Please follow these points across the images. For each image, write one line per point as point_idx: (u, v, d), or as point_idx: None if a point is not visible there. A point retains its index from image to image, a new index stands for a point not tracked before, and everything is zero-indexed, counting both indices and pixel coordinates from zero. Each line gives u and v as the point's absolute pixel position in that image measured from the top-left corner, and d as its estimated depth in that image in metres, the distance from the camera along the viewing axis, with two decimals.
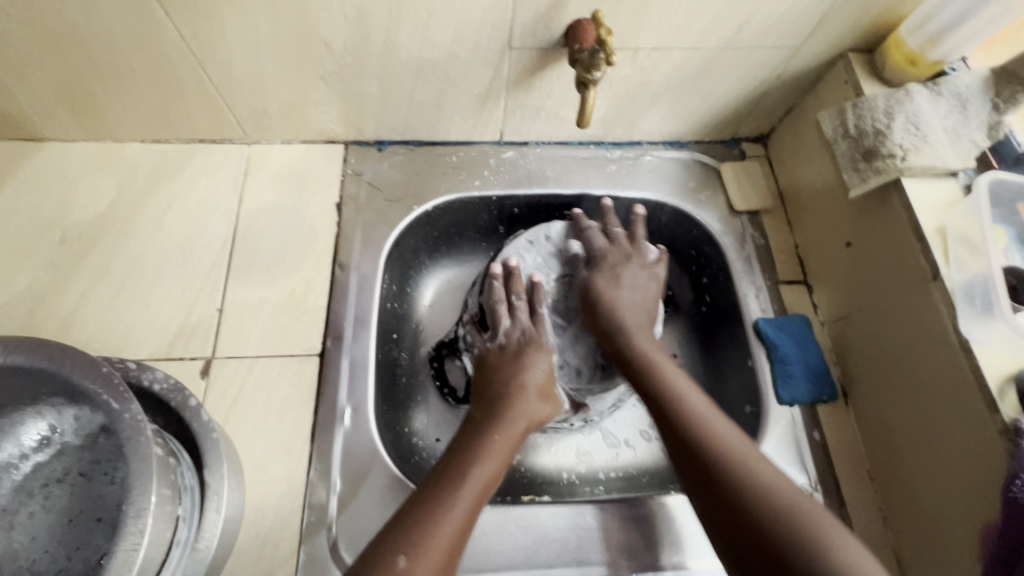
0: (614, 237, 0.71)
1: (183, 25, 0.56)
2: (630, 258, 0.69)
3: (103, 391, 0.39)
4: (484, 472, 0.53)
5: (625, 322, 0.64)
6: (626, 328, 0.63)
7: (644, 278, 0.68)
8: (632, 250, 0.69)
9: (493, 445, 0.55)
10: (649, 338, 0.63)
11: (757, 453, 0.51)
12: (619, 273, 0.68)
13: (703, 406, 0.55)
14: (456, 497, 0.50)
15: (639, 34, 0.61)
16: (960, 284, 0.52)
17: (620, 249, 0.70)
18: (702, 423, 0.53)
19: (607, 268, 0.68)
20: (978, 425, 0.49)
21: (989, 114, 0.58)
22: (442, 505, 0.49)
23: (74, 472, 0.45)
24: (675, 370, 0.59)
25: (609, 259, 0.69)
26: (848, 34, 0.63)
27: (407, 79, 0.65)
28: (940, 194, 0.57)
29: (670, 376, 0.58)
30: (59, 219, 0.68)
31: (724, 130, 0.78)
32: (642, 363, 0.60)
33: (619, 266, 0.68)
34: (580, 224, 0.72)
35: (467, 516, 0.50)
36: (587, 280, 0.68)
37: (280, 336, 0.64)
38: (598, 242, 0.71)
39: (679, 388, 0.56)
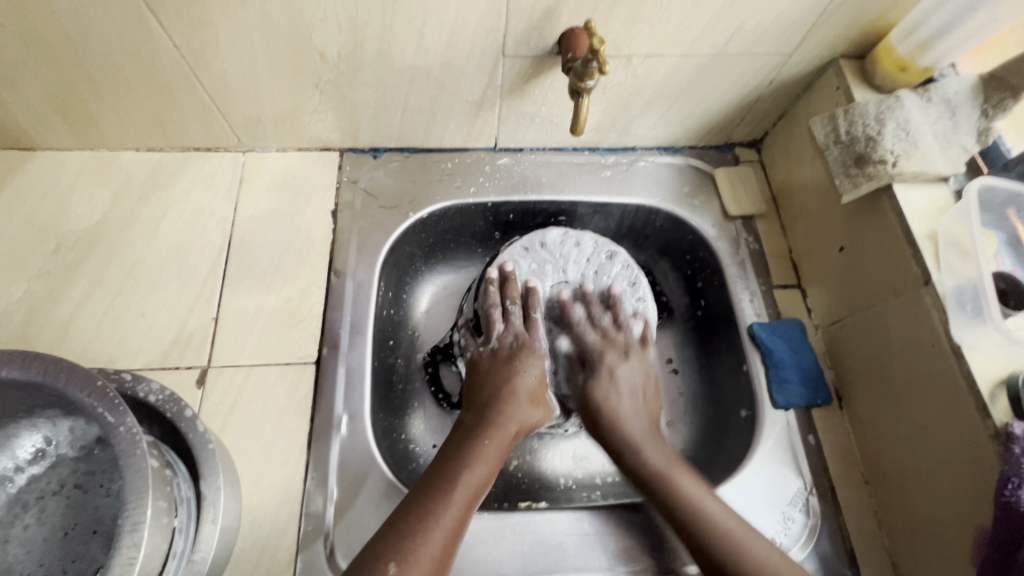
0: (605, 324, 0.69)
1: (177, 35, 0.56)
2: (625, 353, 0.68)
3: (98, 404, 0.38)
4: (474, 476, 0.53)
5: (632, 434, 0.62)
6: (633, 436, 0.61)
7: (639, 374, 0.67)
8: (626, 343, 0.69)
9: (483, 450, 0.56)
10: (662, 449, 0.60)
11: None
12: (616, 372, 0.66)
13: (730, 520, 0.53)
14: (448, 502, 0.51)
15: (632, 42, 0.61)
16: (951, 289, 0.53)
17: (615, 341, 0.69)
18: (738, 546, 0.51)
19: (605, 372, 0.66)
20: (970, 429, 0.50)
21: (979, 120, 0.58)
22: (435, 510, 0.50)
23: (70, 484, 0.45)
24: (691, 479, 0.57)
25: (602, 351, 0.68)
26: (839, 41, 0.64)
27: (402, 87, 0.66)
28: (930, 199, 0.58)
29: (690, 490, 0.55)
30: (54, 228, 0.68)
31: (718, 135, 0.79)
32: (656, 480, 0.57)
33: (615, 365, 0.67)
34: (568, 313, 0.70)
35: (458, 520, 0.50)
36: (585, 387, 0.66)
37: (276, 344, 0.64)
38: (591, 336, 0.69)
39: (703, 505, 0.54)
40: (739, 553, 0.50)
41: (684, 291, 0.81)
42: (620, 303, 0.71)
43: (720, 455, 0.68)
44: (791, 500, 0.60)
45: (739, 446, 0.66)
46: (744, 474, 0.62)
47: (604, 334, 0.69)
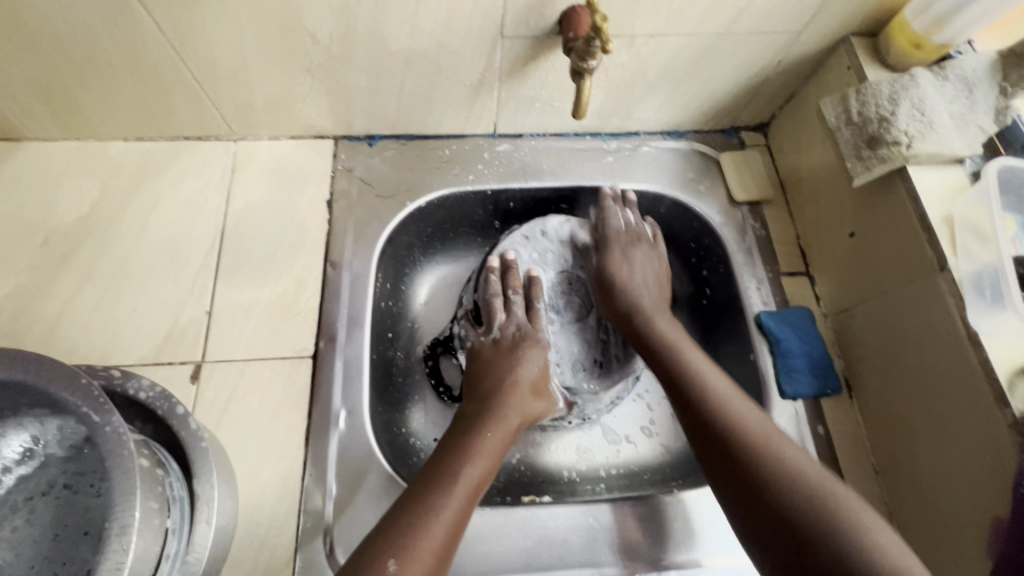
0: (629, 220, 0.70)
1: (161, 18, 0.54)
2: (639, 244, 0.69)
3: (83, 404, 0.37)
4: (477, 468, 0.52)
5: (640, 302, 0.65)
6: (642, 308, 0.64)
7: (653, 262, 0.69)
8: (643, 238, 0.70)
9: (488, 441, 0.54)
10: (669, 323, 0.63)
11: (777, 431, 0.51)
12: (632, 257, 0.68)
13: (727, 392, 0.55)
14: (449, 495, 0.49)
15: (636, 21, 0.59)
16: (969, 274, 0.51)
17: (635, 236, 0.70)
18: (731, 413, 0.52)
19: (621, 255, 0.68)
20: (988, 419, 0.48)
21: (997, 99, 0.56)
22: (436, 503, 0.48)
23: (59, 485, 0.44)
24: (697, 353, 0.59)
25: (616, 242, 0.69)
26: (850, 18, 0.61)
27: (397, 71, 0.63)
28: (945, 182, 0.56)
29: (697, 367, 0.57)
30: (41, 221, 0.66)
31: (723, 119, 0.76)
32: (663, 350, 0.60)
33: (628, 250, 0.68)
34: (602, 207, 0.70)
35: (459, 514, 0.49)
36: (603, 267, 0.68)
37: (271, 339, 0.62)
38: (609, 235, 0.69)
39: (705, 377, 0.56)
40: (729, 413, 0.52)
41: (689, 279, 0.79)
42: (643, 221, 0.72)
43: None
44: None
45: None
46: None
47: (629, 228, 0.70)
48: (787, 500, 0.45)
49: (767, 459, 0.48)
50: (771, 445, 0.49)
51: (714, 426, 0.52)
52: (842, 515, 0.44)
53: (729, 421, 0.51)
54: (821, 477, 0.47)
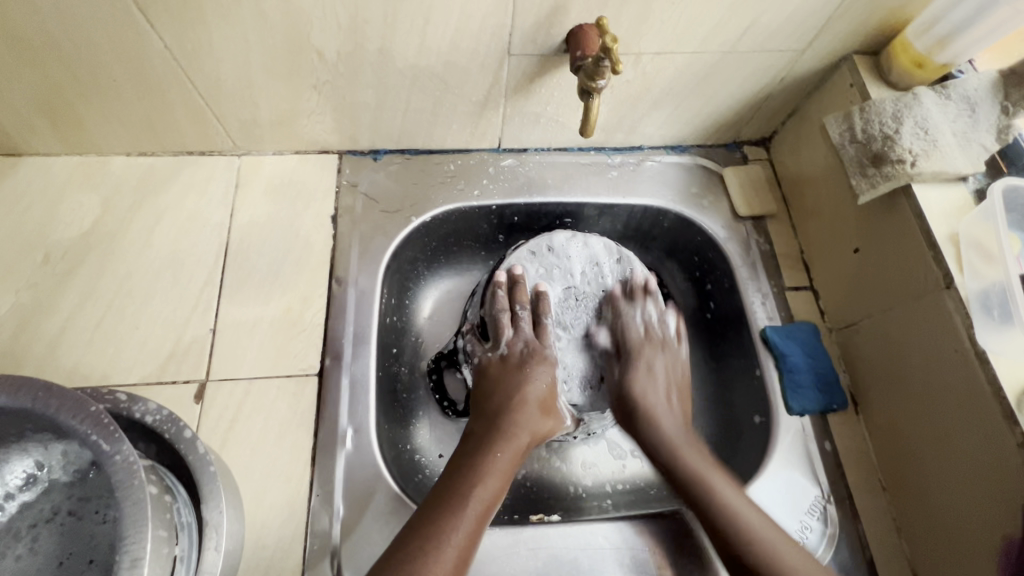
0: (648, 318, 0.68)
1: (169, 35, 0.54)
2: (660, 347, 0.68)
3: (92, 431, 0.36)
4: (486, 490, 0.52)
5: (663, 425, 0.61)
6: (659, 421, 0.62)
7: (673, 366, 0.67)
8: (663, 344, 0.68)
9: (497, 461, 0.54)
10: (698, 446, 0.60)
11: (801, 559, 0.50)
12: (654, 366, 0.66)
13: (764, 527, 0.52)
14: (459, 518, 0.49)
15: (642, 39, 0.59)
16: (975, 292, 0.52)
17: (654, 340, 0.68)
18: (771, 555, 0.50)
19: (643, 366, 0.65)
20: (996, 438, 0.48)
21: (999, 118, 0.56)
22: (446, 526, 0.48)
23: (63, 511, 0.43)
24: (725, 479, 0.56)
25: (642, 349, 0.67)
26: (852, 37, 0.62)
27: (403, 88, 0.63)
28: (950, 200, 0.56)
29: (726, 495, 0.54)
30: (42, 237, 0.65)
31: (726, 134, 0.77)
32: (693, 479, 0.56)
33: (652, 358, 0.66)
34: (617, 306, 0.68)
35: (469, 537, 0.48)
36: (622, 378, 0.65)
37: (276, 356, 0.62)
38: (633, 333, 0.67)
39: (735, 508, 0.53)
40: (771, 560, 0.50)
41: (693, 293, 0.79)
42: (665, 318, 0.70)
43: (733, 461, 0.67)
44: (809, 508, 0.59)
45: (752, 452, 0.65)
46: (760, 483, 0.60)
47: (648, 333, 0.68)
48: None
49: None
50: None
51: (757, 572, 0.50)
52: None
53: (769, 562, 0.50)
54: None
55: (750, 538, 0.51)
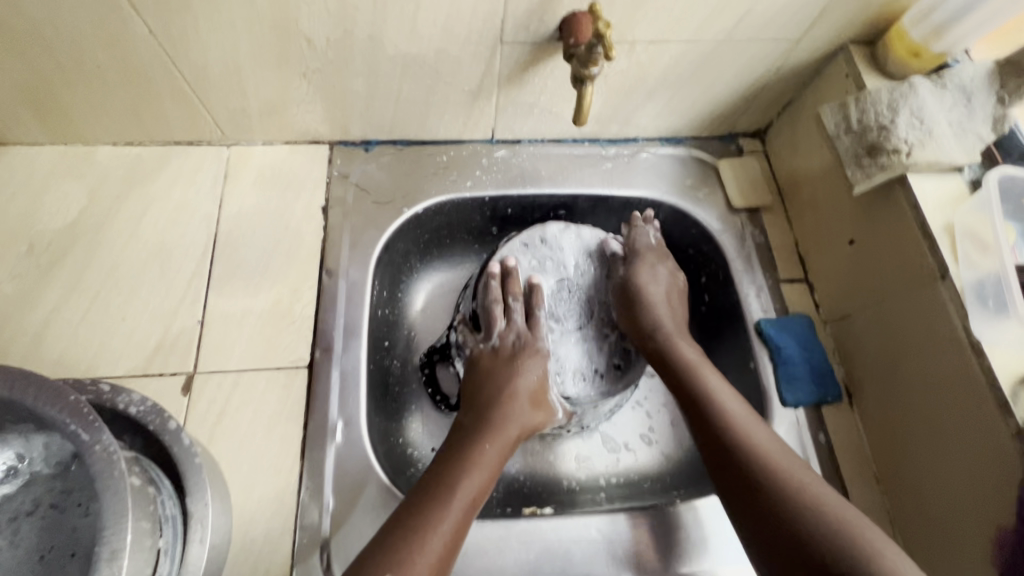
0: (656, 237, 0.71)
1: (154, 22, 0.53)
2: (664, 261, 0.70)
3: (71, 421, 0.35)
4: (475, 482, 0.51)
5: (661, 323, 0.64)
6: (658, 316, 0.65)
7: (675, 279, 0.70)
8: (667, 257, 0.70)
9: (486, 452, 0.54)
10: (693, 348, 0.63)
11: (785, 452, 0.52)
12: (656, 269, 0.68)
13: (749, 422, 0.54)
14: (448, 510, 0.48)
15: (636, 27, 0.58)
16: (971, 283, 0.51)
17: (661, 255, 0.70)
18: (748, 438, 0.53)
19: (645, 273, 0.68)
20: (991, 429, 0.48)
21: (995, 107, 0.56)
22: (433, 518, 0.47)
23: (44, 504, 0.42)
24: (719, 379, 0.59)
25: (646, 258, 0.69)
26: (848, 26, 0.61)
27: (395, 76, 0.62)
28: (945, 190, 0.56)
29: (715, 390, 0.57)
30: (27, 228, 0.64)
31: (722, 125, 0.76)
32: (684, 375, 0.60)
33: (654, 263, 0.69)
34: (633, 225, 0.71)
35: (456, 530, 0.48)
36: (625, 278, 0.68)
37: (266, 348, 0.61)
38: (641, 246, 0.70)
39: (722, 402, 0.56)
40: (750, 446, 0.52)
41: (688, 286, 0.79)
42: (670, 256, 0.71)
43: None
44: None
45: None
46: None
47: (658, 249, 0.70)
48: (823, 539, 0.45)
49: (792, 494, 0.48)
50: (791, 475, 0.49)
51: (732, 453, 0.52)
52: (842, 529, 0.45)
53: (744, 448, 0.52)
54: (791, 465, 0.50)
55: (731, 424, 0.54)
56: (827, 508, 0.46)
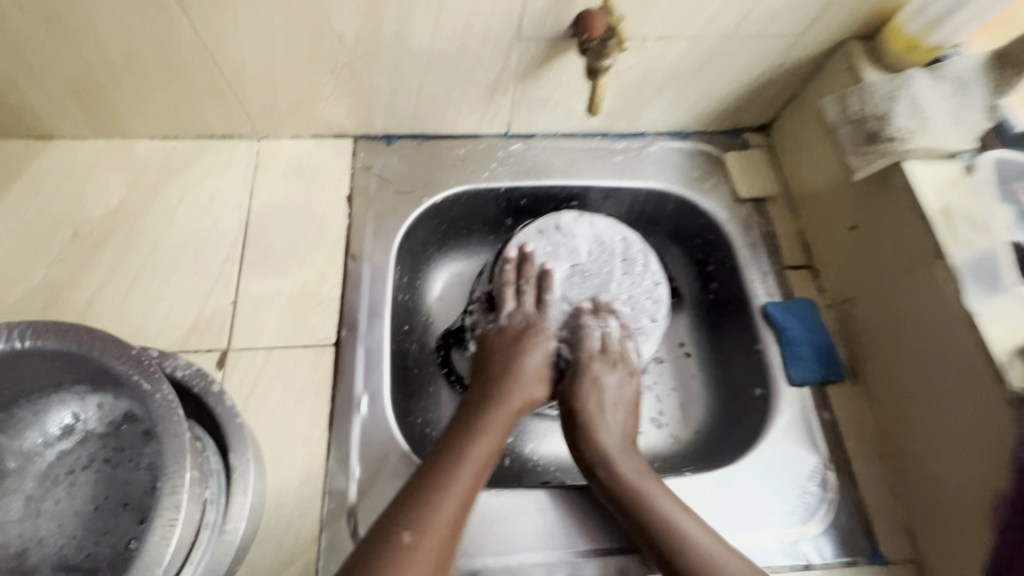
0: (603, 333, 0.66)
1: (198, 20, 0.57)
2: (614, 364, 0.65)
3: (134, 372, 0.39)
4: (485, 447, 0.54)
5: (603, 443, 0.59)
6: (599, 431, 0.60)
7: (624, 387, 0.65)
8: (620, 359, 0.66)
9: (493, 419, 0.57)
10: (634, 461, 0.58)
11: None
12: (602, 379, 0.64)
13: (712, 543, 0.50)
14: (461, 471, 0.51)
15: (646, 24, 0.62)
16: (966, 261, 0.54)
17: (610, 355, 0.66)
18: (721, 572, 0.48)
19: (591, 381, 0.64)
20: (985, 397, 0.51)
21: (988, 97, 0.59)
22: (448, 478, 0.50)
23: (99, 459, 0.45)
24: (672, 500, 0.54)
25: (591, 362, 0.65)
26: (847, 23, 0.65)
27: (418, 72, 0.66)
28: (941, 175, 0.58)
29: (667, 513, 0.52)
30: (71, 215, 0.68)
31: (727, 120, 0.80)
32: (631, 497, 0.54)
33: (599, 371, 0.65)
34: (580, 319, 0.67)
35: (470, 489, 0.51)
36: (568, 394, 0.64)
37: (295, 327, 0.64)
38: (591, 346, 0.66)
39: (677, 525, 0.51)
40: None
41: (696, 276, 0.82)
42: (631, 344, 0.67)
43: (737, 431, 0.69)
44: (809, 474, 0.61)
45: (754, 423, 0.67)
46: (760, 452, 0.62)
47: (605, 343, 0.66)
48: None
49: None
50: None
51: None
52: None
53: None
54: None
55: (696, 556, 0.49)
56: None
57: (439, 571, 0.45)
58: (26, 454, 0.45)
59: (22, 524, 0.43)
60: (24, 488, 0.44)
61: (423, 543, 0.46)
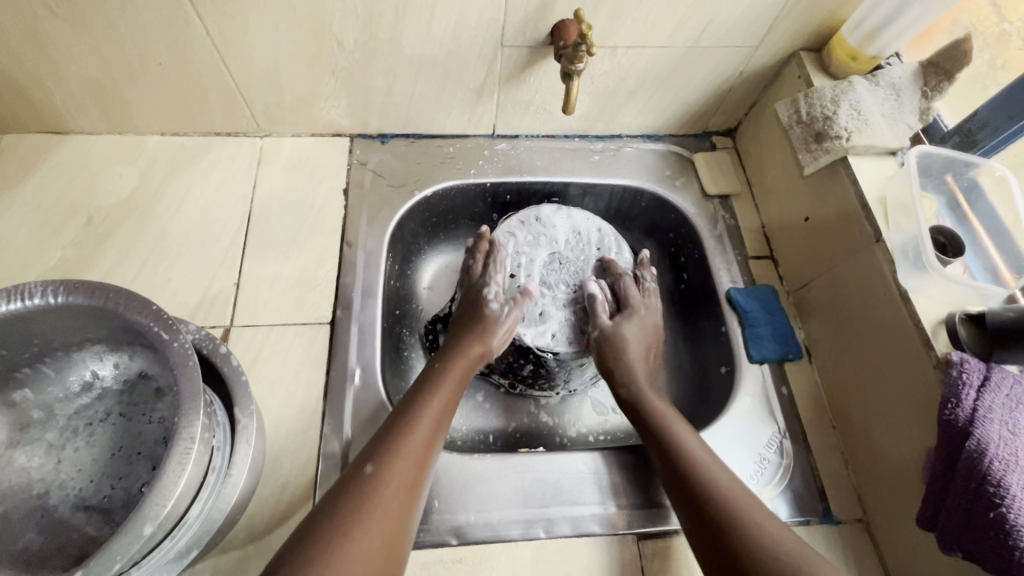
0: (650, 288, 0.76)
1: (212, 24, 0.63)
2: (648, 307, 0.73)
3: (154, 324, 0.44)
4: (443, 397, 0.59)
5: (635, 371, 0.66)
6: (632, 364, 0.67)
7: (654, 328, 0.72)
8: (650, 302, 0.74)
9: (455, 372, 0.62)
10: (660, 394, 0.64)
11: (749, 494, 0.52)
12: (646, 320, 0.72)
13: (711, 460, 0.55)
14: (421, 420, 0.55)
15: (617, 33, 0.69)
16: (898, 244, 0.60)
17: (648, 303, 0.74)
18: (713, 480, 0.53)
19: (636, 319, 0.71)
20: (917, 364, 0.56)
21: (920, 101, 0.66)
22: (408, 423, 0.54)
23: (115, 413, 0.51)
24: (680, 421, 0.60)
25: (638, 304, 0.72)
26: (798, 35, 0.72)
27: (410, 75, 0.73)
28: (878, 169, 0.66)
29: (681, 435, 0.58)
30: (86, 203, 0.73)
31: (696, 124, 0.87)
32: (654, 421, 0.60)
33: (640, 310, 0.72)
34: (613, 269, 0.76)
35: (431, 430, 0.55)
36: (616, 322, 0.70)
37: (293, 307, 0.69)
38: (631, 291, 0.73)
39: (687, 444, 0.57)
40: (713, 486, 0.52)
41: (670, 267, 0.88)
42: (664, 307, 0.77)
43: (705, 407, 0.75)
44: (767, 443, 0.66)
45: (720, 397, 0.72)
46: (722, 423, 0.67)
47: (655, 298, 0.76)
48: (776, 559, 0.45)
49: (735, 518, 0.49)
50: (753, 518, 0.49)
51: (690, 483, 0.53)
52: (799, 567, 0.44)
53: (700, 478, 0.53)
54: (748, 504, 0.50)
55: (699, 466, 0.54)
56: (774, 537, 0.47)
57: (407, 486, 0.49)
58: (47, 407, 0.50)
59: (44, 468, 0.48)
60: (47, 436, 0.49)
61: (389, 471, 0.49)
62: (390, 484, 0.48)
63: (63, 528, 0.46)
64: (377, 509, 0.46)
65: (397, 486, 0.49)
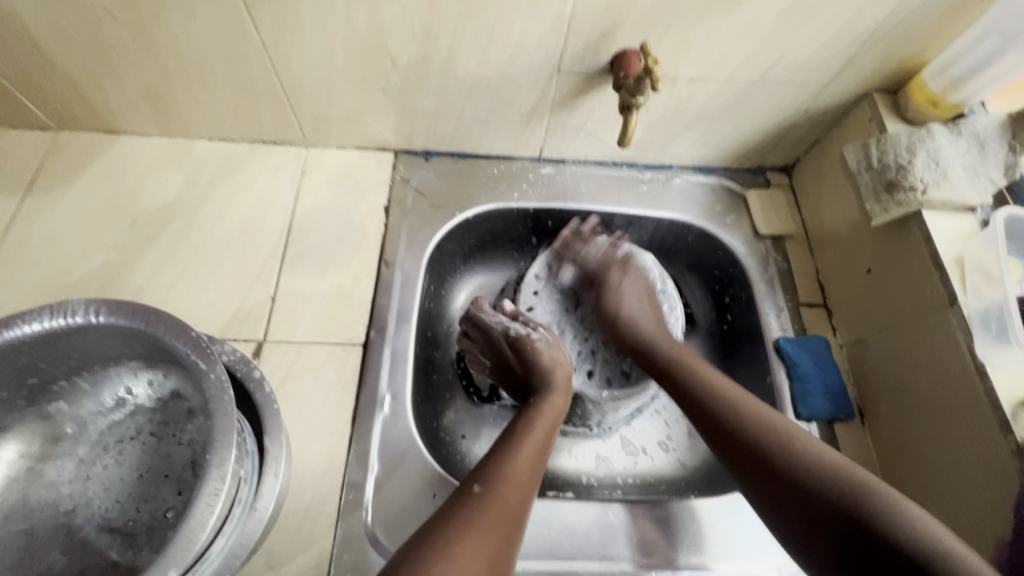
0: (599, 252, 0.78)
1: (268, 37, 0.62)
2: (620, 270, 0.76)
3: (193, 352, 0.43)
4: (544, 424, 0.58)
5: (643, 332, 0.70)
6: (635, 324, 0.71)
7: (639, 284, 0.75)
8: (620, 264, 0.76)
9: (552, 403, 0.61)
10: (670, 341, 0.68)
11: (795, 427, 0.54)
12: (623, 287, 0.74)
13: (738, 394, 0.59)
14: (525, 444, 0.55)
15: (679, 65, 0.66)
16: (977, 310, 0.56)
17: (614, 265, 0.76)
18: (744, 415, 0.56)
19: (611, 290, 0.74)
20: (990, 443, 0.52)
21: (1007, 154, 0.62)
22: (514, 446, 0.54)
23: (146, 431, 0.51)
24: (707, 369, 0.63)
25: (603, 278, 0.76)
26: (873, 75, 0.68)
27: (461, 95, 0.71)
28: (958, 227, 0.61)
29: (704, 378, 0.61)
30: (131, 206, 0.74)
31: (752, 159, 0.83)
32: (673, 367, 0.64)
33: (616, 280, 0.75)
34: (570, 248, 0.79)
35: (538, 454, 0.54)
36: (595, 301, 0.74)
37: (327, 325, 0.68)
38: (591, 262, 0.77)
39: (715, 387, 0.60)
40: (748, 425, 0.55)
41: (712, 305, 0.84)
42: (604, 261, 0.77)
43: None
44: None
45: None
46: None
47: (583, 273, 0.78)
48: (823, 493, 0.47)
49: (791, 462, 0.50)
50: (796, 444, 0.52)
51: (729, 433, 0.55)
52: (879, 499, 0.45)
53: (771, 444, 0.52)
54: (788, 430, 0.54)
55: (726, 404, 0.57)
56: (814, 463, 0.50)
57: (513, 509, 0.48)
58: (81, 422, 0.50)
59: (73, 484, 0.49)
60: (78, 452, 0.50)
61: (495, 492, 0.49)
62: (500, 501, 0.48)
63: (89, 551, 0.47)
64: (488, 523, 0.46)
65: (506, 508, 0.48)
